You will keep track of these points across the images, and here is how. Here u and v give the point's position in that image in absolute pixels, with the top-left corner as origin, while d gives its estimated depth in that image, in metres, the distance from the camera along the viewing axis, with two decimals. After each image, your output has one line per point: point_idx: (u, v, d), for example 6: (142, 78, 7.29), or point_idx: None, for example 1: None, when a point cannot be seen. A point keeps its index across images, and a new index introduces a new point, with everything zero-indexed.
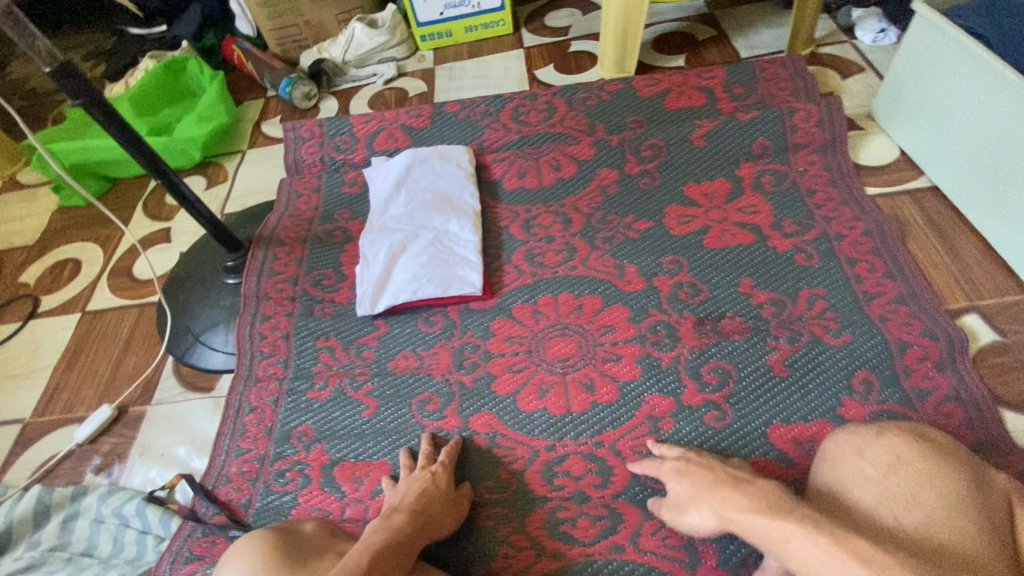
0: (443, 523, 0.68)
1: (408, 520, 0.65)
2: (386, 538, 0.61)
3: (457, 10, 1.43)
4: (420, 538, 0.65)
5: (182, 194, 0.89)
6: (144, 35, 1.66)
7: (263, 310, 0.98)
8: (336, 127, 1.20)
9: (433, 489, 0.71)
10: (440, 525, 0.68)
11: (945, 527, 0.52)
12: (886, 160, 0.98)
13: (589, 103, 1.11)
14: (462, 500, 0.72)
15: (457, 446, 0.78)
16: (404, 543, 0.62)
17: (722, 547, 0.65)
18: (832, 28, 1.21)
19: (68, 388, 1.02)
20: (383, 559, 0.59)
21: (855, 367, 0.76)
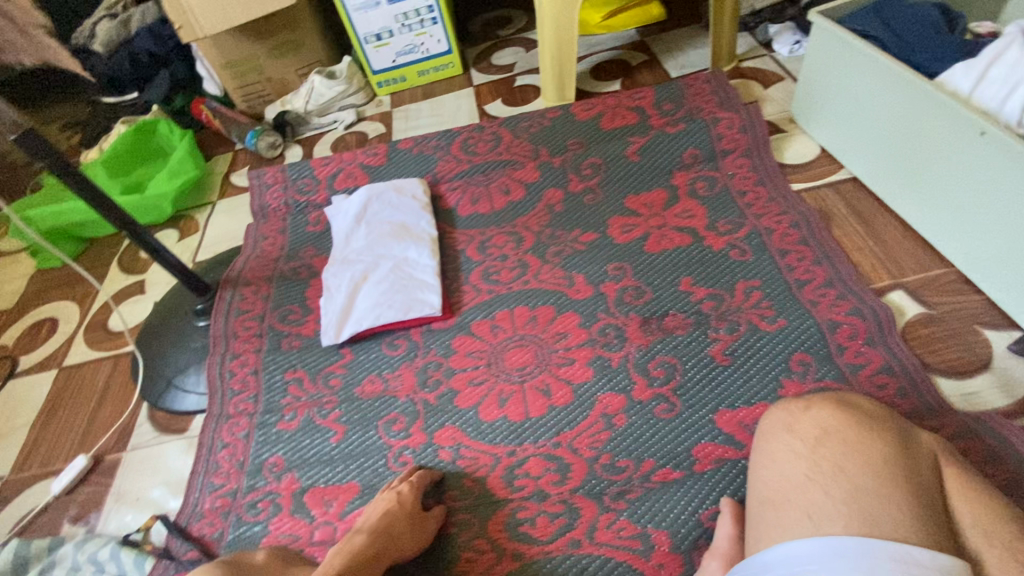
0: (406, 545, 0.69)
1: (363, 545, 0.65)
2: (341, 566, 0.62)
3: (409, 57, 1.54)
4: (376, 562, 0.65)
5: (149, 244, 0.94)
6: (116, 103, 1.74)
7: (232, 349, 1.01)
8: (298, 171, 1.27)
9: (398, 509, 0.71)
10: (402, 548, 0.69)
11: (872, 496, 0.49)
12: (809, 157, 1.05)
13: (532, 131, 1.20)
14: (430, 522, 0.72)
15: (424, 473, 0.77)
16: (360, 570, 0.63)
17: (674, 533, 0.67)
18: (752, 43, 1.31)
19: (45, 443, 1.03)
20: None
21: (792, 349, 0.80)
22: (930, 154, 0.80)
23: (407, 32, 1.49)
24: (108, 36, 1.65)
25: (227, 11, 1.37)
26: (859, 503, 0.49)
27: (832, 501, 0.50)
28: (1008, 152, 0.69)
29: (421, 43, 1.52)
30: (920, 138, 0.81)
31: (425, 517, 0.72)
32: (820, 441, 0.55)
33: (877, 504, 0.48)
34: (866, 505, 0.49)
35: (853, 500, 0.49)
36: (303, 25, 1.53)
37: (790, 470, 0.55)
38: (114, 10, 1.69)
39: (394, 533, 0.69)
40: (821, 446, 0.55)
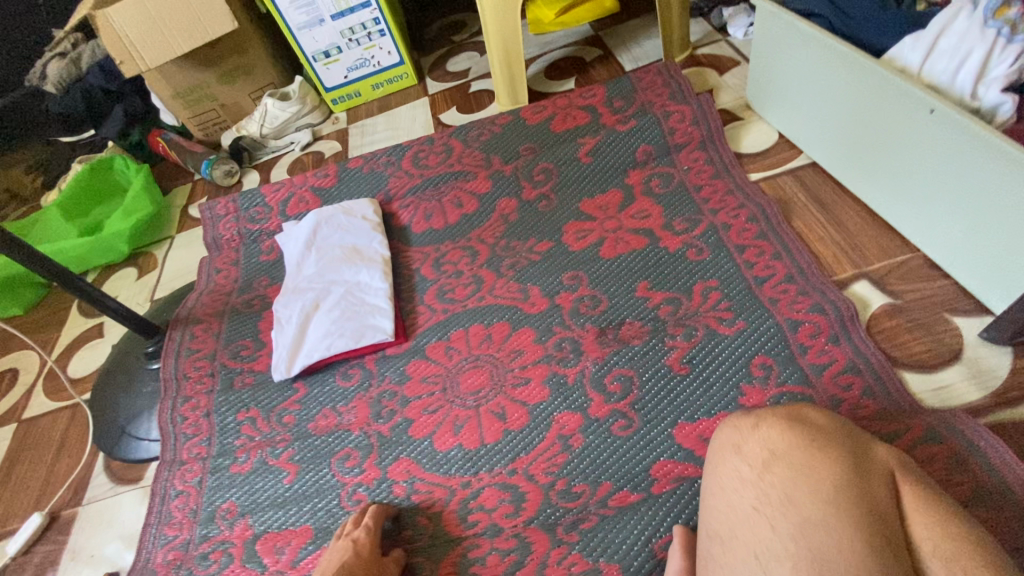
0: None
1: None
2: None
3: (361, 71, 1.50)
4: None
5: (92, 295, 0.91)
6: (73, 141, 1.72)
7: (184, 391, 0.98)
8: (249, 200, 1.23)
9: (356, 558, 0.66)
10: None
11: (823, 530, 0.45)
12: (767, 144, 1.00)
13: (483, 139, 1.16)
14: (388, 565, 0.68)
15: (376, 513, 0.73)
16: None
17: (627, 564, 0.64)
18: (707, 29, 1.27)
19: (2, 502, 1.00)
20: None
21: (752, 353, 0.75)
22: (883, 136, 0.76)
23: (356, 47, 1.45)
24: (59, 75, 1.62)
25: (167, 40, 1.34)
26: (807, 538, 0.45)
27: (779, 539, 0.46)
28: (958, 130, 0.65)
29: (371, 56, 1.48)
30: (872, 121, 0.77)
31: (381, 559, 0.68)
32: (768, 465, 0.51)
33: (828, 540, 0.45)
34: (816, 542, 0.45)
35: (802, 536, 0.46)
36: (251, 48, 1.50)
37: (738, 500, 0.51)
38: (62, 48, 1.64)
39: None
40: (769, 471, 0.51)
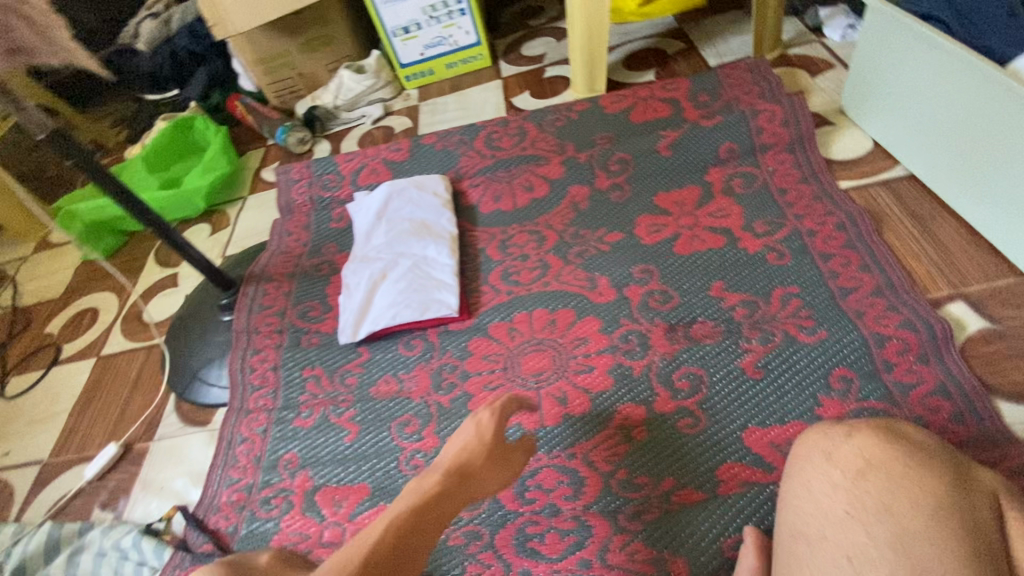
0: (482, 480, 0.60)
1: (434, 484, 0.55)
2: (410, 507, 0.52)
3: (437, 49, 1.50)
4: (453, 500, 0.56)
5: (174, 241, 0.95)
6: (158, 100, 1.79)
7: (254, 344, 1.02)
8: (323, 167, 1.26)
9: (474, 443, 0.61)
10: (480, 480, 0.59)
11: (925, 542, 0.44)
12: (860, 152, 0.96)
13: (558, 124, 1.15)
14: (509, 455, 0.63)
15: (507, 400, 0.67)
16: (435, 509, 0.53)
17: (695, 558, 0.63)
18: (800, 29, 1.22)
19: (82, 429, 1.09)
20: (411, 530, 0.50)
21: (831, 365, 0.73)
22: (1001, 150, 0.72)
23: (435, 25, 1.46)
24: (151, 34, 1.70)
25: (258, 7, 1.38)
26: (906, 548, 0.44)
27: (876, 546, 0.45)
28: None
29: (449, 35, 1.48)
30: (986, 135, 0.73)
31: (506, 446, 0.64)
32: (862, 474, 0.49)
33: (931, 554, 0.43)
34: (916, 554, 0.43)
35: (901, 546, 0.44)
36: (332, 19, 1.53)
37: (827, 505, 0.49)
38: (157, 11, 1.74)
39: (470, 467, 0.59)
40: (864, 480, 0.49)
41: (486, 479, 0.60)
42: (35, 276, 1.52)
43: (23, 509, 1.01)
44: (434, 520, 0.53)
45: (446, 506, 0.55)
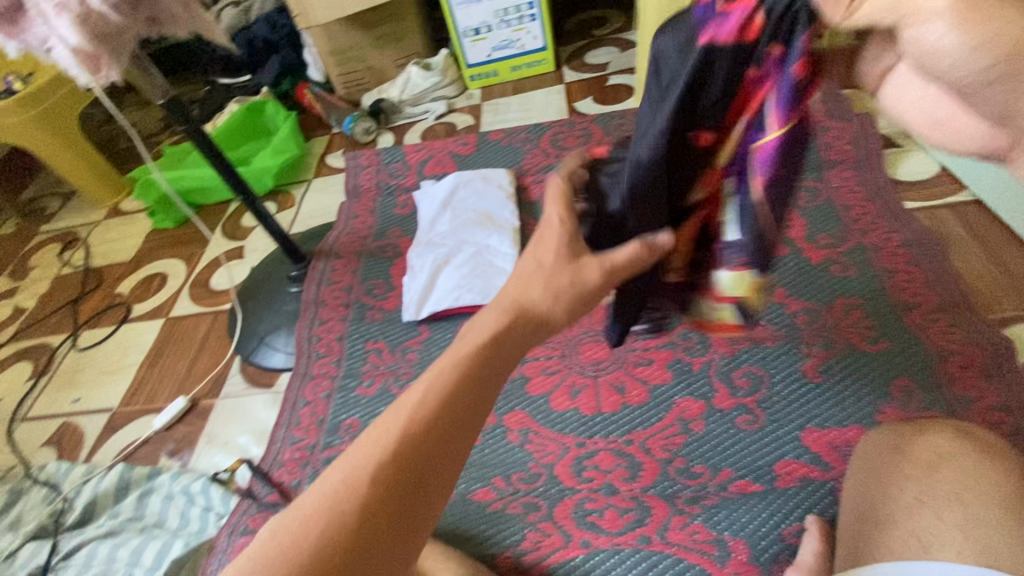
0: (553, 314, 0.50)
1: (476, 345, 0.47)
2: (441, 387, 0.44)
3: (504, 52, 1.56)
4: (502, 355, 0.47)
5: (260, 212, 1.01)
6: (230, 83, 1.86)
7: (321, 315, 1.08)
8: (391, 156, 1.33)
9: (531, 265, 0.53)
10: (550, 314, 0.50)
11: (998, 529, 0.45)
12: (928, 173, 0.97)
13: (624, 129, 1.19)
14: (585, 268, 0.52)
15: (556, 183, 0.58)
16: (473, 382, 0.45)
17: (754, 543, 0.65)
18: None
19: (150, 383, 1.15)
20: (449, 399, 0.43)
21: (892, 375, 0.75)
22: None
23: (505, 28, 1.52)
24: (232, 22, 1.81)
25: (342, 4, 1.47)
26: (977, 533, 0.45)
27: (945, 528, 0.46)
28: None
29: (517, 38, 1.54)
30: None
31: (577, 257, 0.53)
32: (934, 466, 0.51)
33: (1003, 539, 0.44)
34: (987, 538, 0.44)
35: (973, 531, 0.45)
36: (406, 16, 1.61)
37: (896, 493, 0.51)
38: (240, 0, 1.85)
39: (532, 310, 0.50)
40: (935, 471, 0.51)
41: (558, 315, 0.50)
42: (102, 239, 1.57)
43: (92, 452, 1.07)
44: (485, 384, 0.46)
45: (496, 371, 0.47)
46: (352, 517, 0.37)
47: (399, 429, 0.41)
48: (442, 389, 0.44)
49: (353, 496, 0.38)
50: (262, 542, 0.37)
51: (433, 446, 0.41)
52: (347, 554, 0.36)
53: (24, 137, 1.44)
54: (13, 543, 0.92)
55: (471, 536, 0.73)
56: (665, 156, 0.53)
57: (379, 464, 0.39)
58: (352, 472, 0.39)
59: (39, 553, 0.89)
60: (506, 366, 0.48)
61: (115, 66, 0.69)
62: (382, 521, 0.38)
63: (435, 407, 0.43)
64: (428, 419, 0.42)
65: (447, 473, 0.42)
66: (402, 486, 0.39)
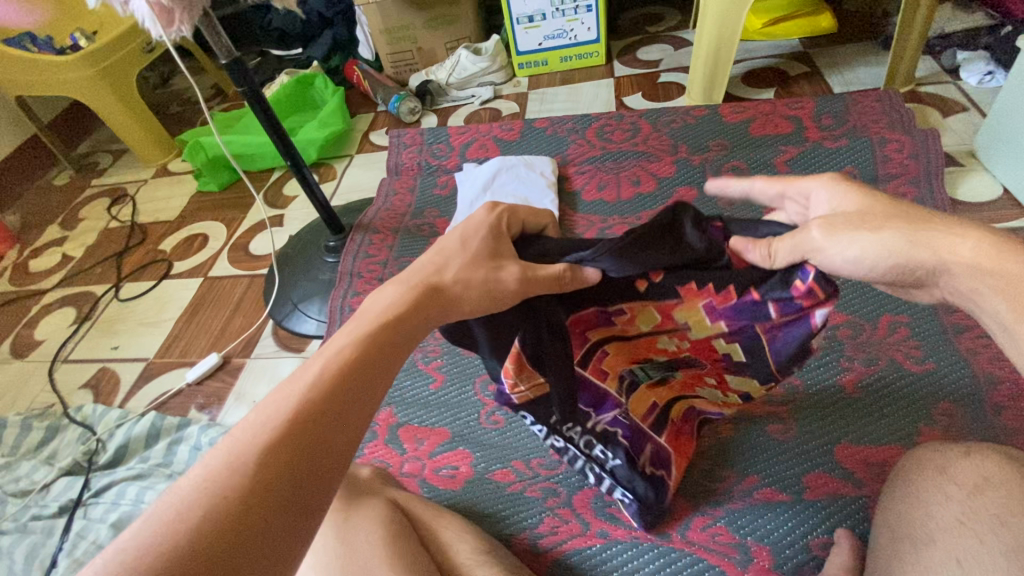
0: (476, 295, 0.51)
1: (369, 327, 0.48)
2: (334, 372, 0.44)
3: (556, 41, 1.55)
4: (400, 339, 0.48)
5: (306, 179, 1.03)
6: (282, 56, 1.89)
7: (354, 287, 1.09)
8: (435, 136, 1.33)
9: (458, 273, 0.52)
10: (454, 299, 0.51)
11: None
12: (988, 196, 0.97)
13: (674, 126, 1.18)
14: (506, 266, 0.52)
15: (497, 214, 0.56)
16: (368, 366, 0.45)
17: (779, 550, 0.64)
18: (935, 68, 1.25)
19: (185, 338, 1.19)
20: (341, 385, 0.43)
21: (937, 398, 0.72)
22: None
23: (559, 17, 1.51)
24: None
25: None
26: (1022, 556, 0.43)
27: (988, 549, 0.44)
28: None
29: (571, 29, 1.53)
30: None
31: (498, 258, 0.53)
32: (980, 489, 0.49)
33: None
34: None
35: (1019, 553, 0.43)
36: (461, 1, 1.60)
37: (936, 515, 0.50)
38: None
39: (437, 297, 0.51)
40: (981, 494, 0.48)
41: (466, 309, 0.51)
42: (151, 197, 1.62)
43: (126, 398, 1.11)
44: (383, 363, 0.46)
45: (398, 351, 0.48)
46: (236, 502, 0.36)
47: (290, 408, 0.41)
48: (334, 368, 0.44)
49: (236, 483, 0.37)
50: (141, 529, 0.35)
51: (324, 426, 0.41)
52: (235, 531, 0.35)
53: (84, 91, 1.50)
54: (47, 475, 0.96)
55: (488, 515, 0.74)
56: (640, 258, 0.50)
57: (268, 447, 0.39)
58: (238, 451, 0.38)
59: (73, 487, 0.93)
60: (407, 347, 0.49)
61: (187, 19, 0.72)
62: (271, 504, 0.37)
63: (328, 386, 0.43)
64: (319, 405, 0.42)
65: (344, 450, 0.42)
66: (293, 463, 0.39)
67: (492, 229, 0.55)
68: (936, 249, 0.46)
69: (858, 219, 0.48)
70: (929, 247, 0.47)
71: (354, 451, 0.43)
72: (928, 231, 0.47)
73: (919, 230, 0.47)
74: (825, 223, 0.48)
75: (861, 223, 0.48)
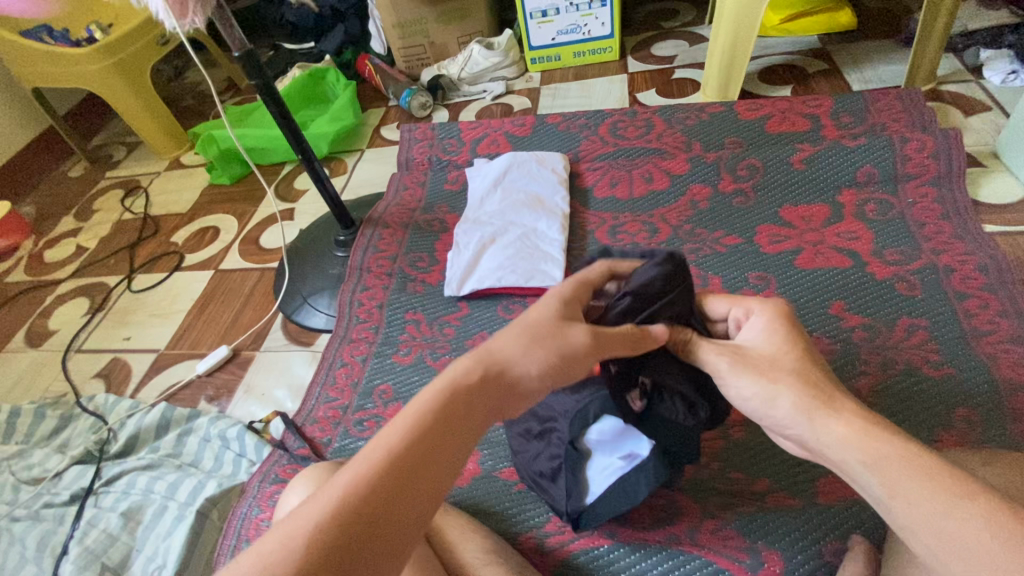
0: None
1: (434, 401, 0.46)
2: (393, 451, 0.42)
3: (570, 36, 1.53)
4: (465, 416, 0.46)
5: (316, 173, 1.02)
6: (293, 50, 1.88)
7: (364, 281, 1.09)
8: (446, 131, 1.32)
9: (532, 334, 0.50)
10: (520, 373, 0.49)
11: None
12: (1012, 197, 0.95)
13: (688, 123, 1.16)
14: (573, 327, 0.51)
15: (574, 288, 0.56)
16: (427, 445, 0.43)
17: (791, 556, 0.63)
18: (957, 66, 1.23)
19: (195, 330, 1.19)
20: (397, 466, 0.42)
21: (955, 404, 0.71)
22: None
23: (573, 12, 1.50)
24: None
25: None
26: None
27: None
28: None
29: (585, 24, 1.51)
30: None
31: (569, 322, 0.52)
32: None
33: None
34: None
35: None
36: None
37: None
38: None
39: (507, 376, 0.48)
40: None
41: (529, 372, 0.49)
42: (164, 189, 1.63)
43: (138, 389, 1.12)
44: (444, 444, 0.44)
45: (461, 440, 0.45)
46: None
47: (345, 486, 0.41)
48: (388, 466, 0.42)
49: (285, 561, 0.37)
50: None
51: (367, 538, 0.39)
52: None
53: (99, 83, 1.51)
54: (59, 464, 0.97)
55: (495, 513, 0.73)
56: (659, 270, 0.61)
57: (320, 527, 0.39)
58: (289, 540, 0.38)
59: (84, 476, 0.94)
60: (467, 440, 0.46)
61: (200, 11, 0.72)
62: None
63: (384, 466, 0.42)
64: (374, 485, 0.41)
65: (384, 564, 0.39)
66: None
67: (569, 298, 0.55)
68: (810, 418, 0.48)
69: (765, 365, 0.51)
70: (810, 414, 0.48)
71: (404, 539, 0.40)
72: (827, 407, 0.48)
73: (823, 406, 0.48)
74: (734, 356, 0.53)
75: (762, 369, 0.51)
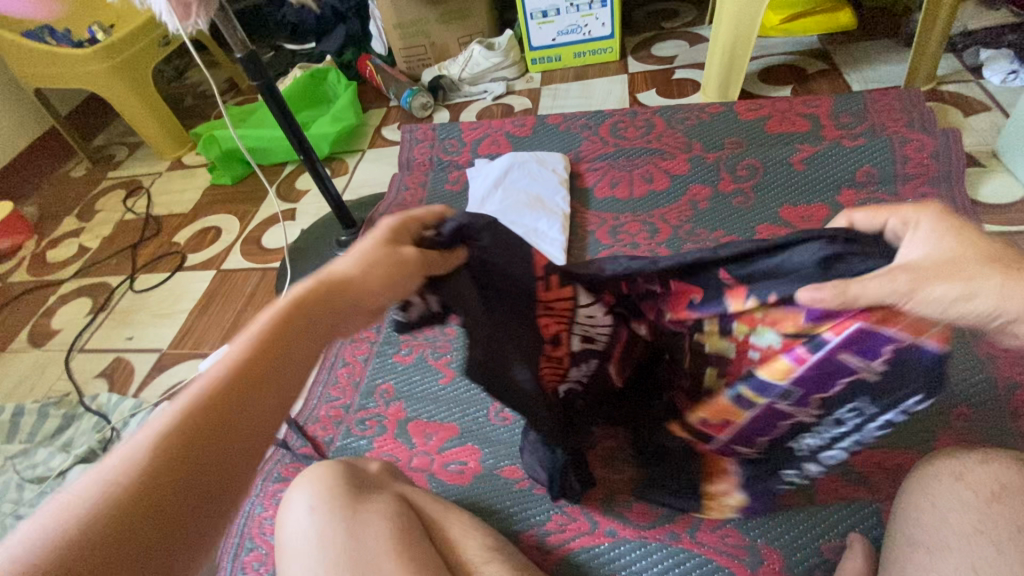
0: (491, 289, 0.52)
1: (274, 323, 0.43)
2: (232, 373, 0.41)
3: (570, 36, 1.54)
4: (308, 334, 0.44)
5: (318, 172, 1.03)
6: (295, 50, 1.88)
7: None
8: (447, 131, 1.33)
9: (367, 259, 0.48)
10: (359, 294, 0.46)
11: None
12: (1010, 197, 0.95)
13: (688, 123, 1.17)
14: (404, 247, 0.49)
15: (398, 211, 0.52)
16: (268, 363, 0.42)
17: (790, 555, 0.63)
18: (957, 66, 1.23)
19: (198, 329, 1.20)
20: (238, 387, 0.40)
21: (954, 402, 0.71)
22: None
23: (574, 13, 1.50)
24: None
25: None
26: None
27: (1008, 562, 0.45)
28: None
29: (585, 24, 1.52)
30: None
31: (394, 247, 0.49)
32: (998, 496, 0.49)
33: None
34: None
35: None
36: None
37: (954, 521, 0.49)
38: None
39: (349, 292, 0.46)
40: (998, 501, 0.49)
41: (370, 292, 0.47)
42: (165, 189, 1.64)
43: (140, 388, 1.12)
44: (288, 363, 0.43)
45: (303, 355, 0.44)
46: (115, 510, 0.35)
47: (179, 413, 0.39)
48: (224, 388, 0.40)
49: (117, 490, 0.36)
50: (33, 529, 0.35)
51: (183, 469, 0.37)
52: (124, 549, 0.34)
53: (100, 83, 1.51)
54: (63, 462, 0.97)
55: (496, 511, 0.74)
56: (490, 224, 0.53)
57: (153, 454, 0.37)
58: (119, 470, 0.36)
59: None
60: (301, 365, 0.44)
61: (203, 13, 0.72)
62: (155, 513, 0.36)
63: (222, 390, 0.40)
64: (208, 409, 0.39)
65: (213, 492, 0.38)
66: (149, 517, 0.36)
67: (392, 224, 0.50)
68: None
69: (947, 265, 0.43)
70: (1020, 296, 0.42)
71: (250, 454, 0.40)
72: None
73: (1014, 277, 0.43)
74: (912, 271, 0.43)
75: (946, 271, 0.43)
